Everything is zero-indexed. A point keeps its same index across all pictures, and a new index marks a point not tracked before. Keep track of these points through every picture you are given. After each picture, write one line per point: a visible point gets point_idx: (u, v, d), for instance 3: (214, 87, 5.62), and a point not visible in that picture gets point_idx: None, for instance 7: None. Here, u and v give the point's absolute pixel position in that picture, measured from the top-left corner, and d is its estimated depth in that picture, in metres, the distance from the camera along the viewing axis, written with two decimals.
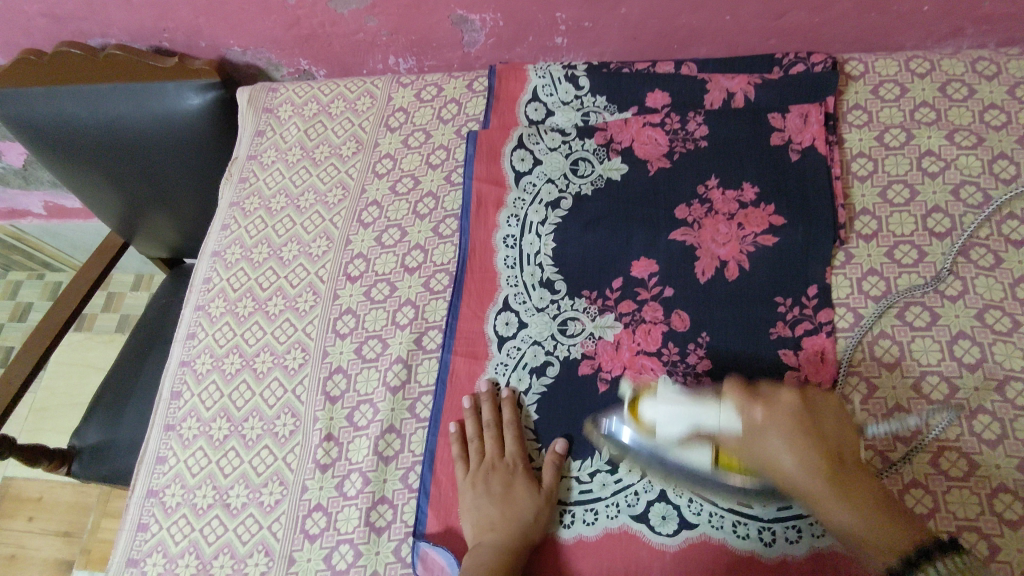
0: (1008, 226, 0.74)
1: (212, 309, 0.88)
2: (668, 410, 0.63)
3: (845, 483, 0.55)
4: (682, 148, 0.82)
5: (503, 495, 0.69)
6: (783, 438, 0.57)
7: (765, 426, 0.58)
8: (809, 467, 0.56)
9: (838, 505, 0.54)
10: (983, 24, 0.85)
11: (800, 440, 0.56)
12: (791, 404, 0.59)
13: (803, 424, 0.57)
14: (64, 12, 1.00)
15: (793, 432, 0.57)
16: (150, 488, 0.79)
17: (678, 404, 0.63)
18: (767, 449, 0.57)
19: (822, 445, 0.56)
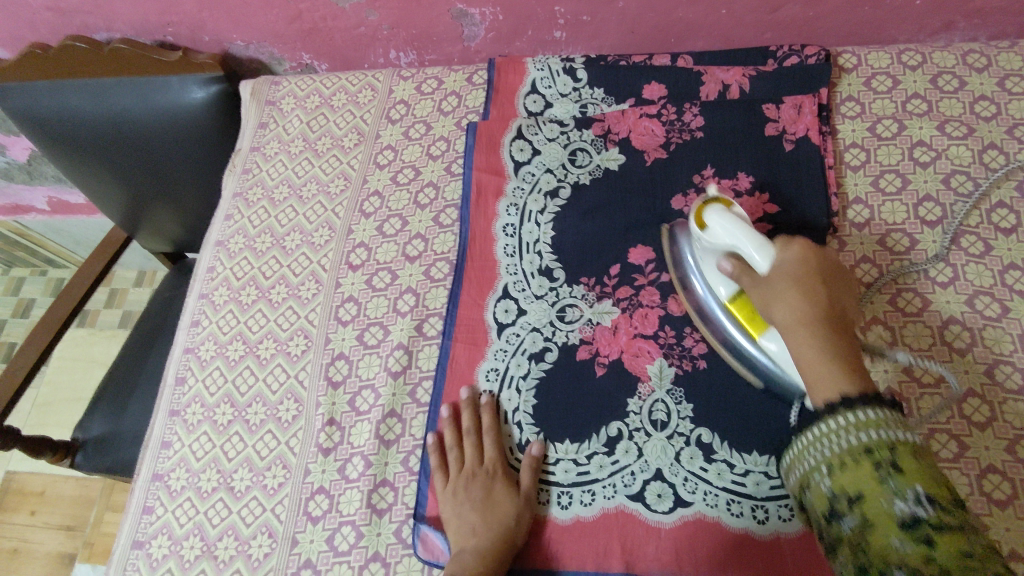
0: (998, 215, 0.75)
1: (215, 297, 0.89)
2: (723, 223, 0.67)
3: (833, 344, 0.57)
4: (679, 139, 0.83)
5: (484, 502, 0.69)
6: (784, 291, 0.60)
7: (772, 278, 0.62)
8: (802, 317, 0.58)
9: (813, 344, 0.57)
10: (974, 17, 0.86)
11: (798, 286, 0.60)
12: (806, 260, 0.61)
13: (807, 276, 0.60)
14: (69, 7, 1.02)
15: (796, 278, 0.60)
16: (155, 472, 0.81)
17: (734, 220, 0.66)
18: (768, 297, 0.61)
19: (818, 296, 0.59)
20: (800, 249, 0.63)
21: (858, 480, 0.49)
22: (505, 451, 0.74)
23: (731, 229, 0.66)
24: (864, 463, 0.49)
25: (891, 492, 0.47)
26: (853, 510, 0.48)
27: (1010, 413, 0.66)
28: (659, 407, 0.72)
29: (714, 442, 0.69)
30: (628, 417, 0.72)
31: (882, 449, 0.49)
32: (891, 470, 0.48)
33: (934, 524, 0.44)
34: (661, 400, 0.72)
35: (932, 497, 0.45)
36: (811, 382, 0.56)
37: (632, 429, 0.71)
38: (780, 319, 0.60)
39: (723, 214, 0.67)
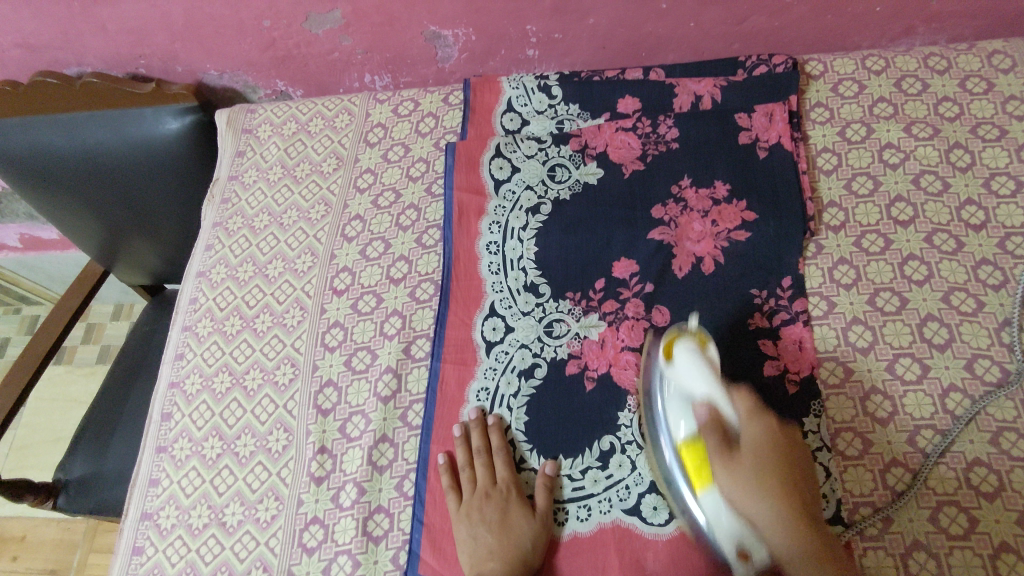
0: (968, 212, 0.77)
1: (199, 329, 0.88)
2: (691, 366, 0.66)
3: (799, 516, 0.58)
4: (655, 150, 0.84)
5: (499, 524, 0.69)
6: (763, 478, 0.59)
7: (744, 458, 0.61)
8: (778, 521, 0.58)
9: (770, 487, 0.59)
10: (932, 22, 0.89)
11: (769, 471, 0.60)
12: (776, 444, 0.62)
13: (775, 454, 0.61)
14: (39, 43, 1.01)
15: (768, 475, 0.60)
16: (143, 511, 0.79)
17: (705, 369, 0.65)
18: (740, 490, 0.60)
19: (779, 477, 0.60)
20: (767, 423, 0.63)
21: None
22: (516, 469, 0.73)
23: (698, 372, 0.65)
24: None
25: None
26: None
27: (991, 405, 0.68)
28: None
29: None
30: (619, 430, 0.72)
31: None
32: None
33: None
34: None
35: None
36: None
37: (625, 442, 0.72)
38: (739, 494, 0.60)
39: (695, 357, 0.66)
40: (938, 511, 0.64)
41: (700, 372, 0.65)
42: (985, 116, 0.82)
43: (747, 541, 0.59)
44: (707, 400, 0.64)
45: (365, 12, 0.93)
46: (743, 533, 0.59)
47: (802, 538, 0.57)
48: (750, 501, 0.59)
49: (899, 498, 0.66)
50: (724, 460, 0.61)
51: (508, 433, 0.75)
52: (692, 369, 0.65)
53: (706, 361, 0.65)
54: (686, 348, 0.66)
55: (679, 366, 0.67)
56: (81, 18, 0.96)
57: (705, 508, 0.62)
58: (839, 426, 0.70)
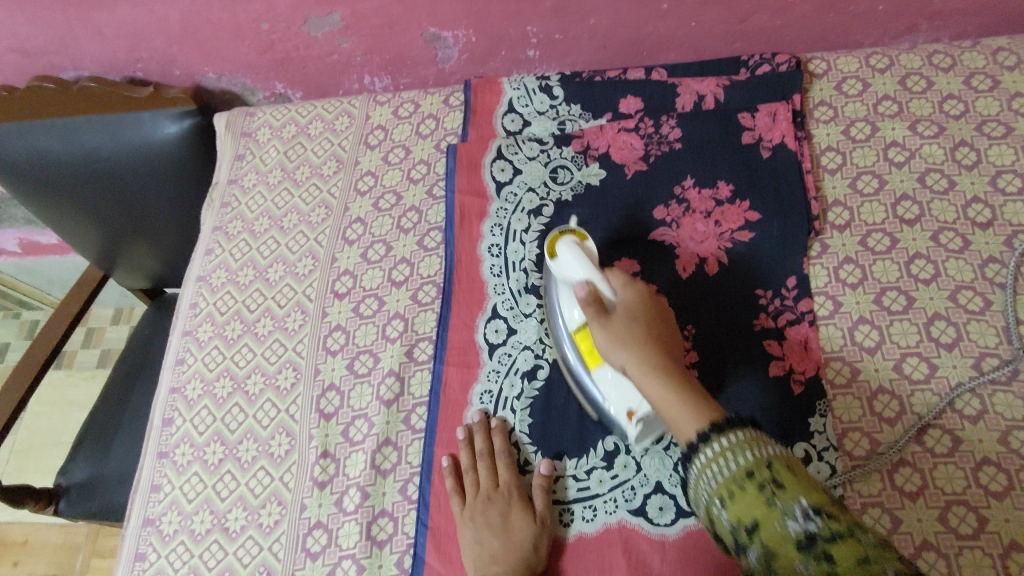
0: (974, 210, 0.77)
1: (200, 334, 0.88)
2: (571, 258, 0.66)
3: (674, 375, 0.57)
4: (658, 151, 0.84)
5: (502, 528, 0.68)
6: (631, 337, 0.59)
7: (616, 319, 0.61)
8: (640, 355, 0.58)
9: (644, 351, 0.59)
10: (936, 19, 0.88)
11: (645, 335, 0.60)
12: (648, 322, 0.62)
13: (649, 322, 0.62)
14: (35, 47, 1.00)
15: (635, 340, 0.59)
16: (145, 517, 0.79)
17: (582, 257, 0.65)
18: (613, 339, 0.60)
19: (655, 343, 0.60)
20: (640, 296, 0.64)
21: (748, 507, 0.45)
22: (518, 471, 0.73)
23: (577, 262, 0.65)
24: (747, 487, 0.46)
25: (782, 513, 0.44)
26: (753, 539, 0.45)
27: (1000, 405, 0.67)
28: None
29: None
30: None
31: (762, 468, 0.46)
32: (774, 488, 0.45)
33: (826, 538, 0.42)
34: None
35: (818, 508, 0.43)
36: (669, 419, 0.55)
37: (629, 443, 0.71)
38: (626, 361, 0.59)
39: (574, 249, 0.66)
40: (947, 511, 0.64)
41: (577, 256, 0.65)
42: (990, 113, 0.81)
43: (636, 403, 0.63)
44: (584, 283, 0.63)
45: (364, 14, 0.93)
46: (633, 401, 0.63)
47: (658, 368, 0.57)
48: (618, 341, 0.60)
49: (908, 498, 0.65)
50: (600, 320, 0.61)
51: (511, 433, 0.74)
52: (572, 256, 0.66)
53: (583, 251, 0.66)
54: (566, 243, 0.67)
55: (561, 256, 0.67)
56: (78, 22, 0.96)
57: (602, 384, 0.66)
58: (847, 426, 0.69)
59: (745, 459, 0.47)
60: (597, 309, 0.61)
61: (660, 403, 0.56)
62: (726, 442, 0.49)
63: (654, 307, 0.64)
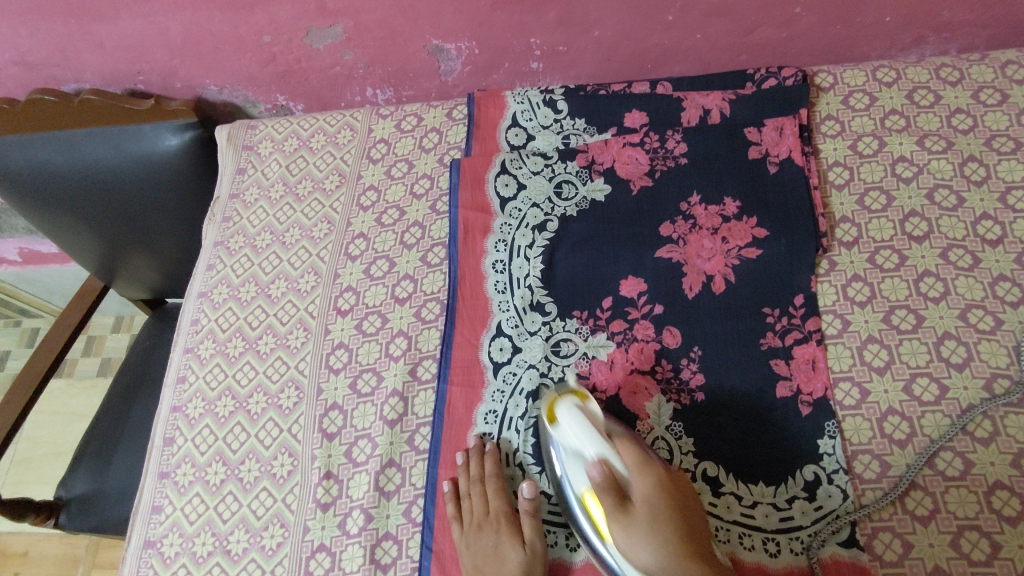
0: (984, 227, 0.76)
1: (201, 351, 0.87)
2: (573, 423, 0.63)
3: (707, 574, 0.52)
4: (663, 166, 0.83)
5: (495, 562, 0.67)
6: (658, 539, 0.54)
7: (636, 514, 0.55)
8: (665, 555, 0.53)
9: (669, 548, 0.53)
10: (944, 32, 0.88)
11: (668, 524, 0.54)
12: (665, 490, 0.57)
13: (670, 504, 0.56)
14: (36, 60, 1.00)
15: (662, 538, 0.54)
16: (146, 539, 0.78)
17: (586, 424, 0.63)
18: (634, 540, 0.54)
19: (683, 536, 0.54)
20: (657, 473, 0.58)
21: None
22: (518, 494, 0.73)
23: (580, 430, 0.63)
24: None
25: None
26: None
27: (1012, 427, 0.66)
28: (660, 443, 0.71)
29: (721, 475, 0.69)
30: None
31: None
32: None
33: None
34: (661, 436, 0.72)
35: None
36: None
37: None
38: (655, 567, 0.53)
39: (574, 412, 0.64)
40: (960, 536, 0.63)
41: (580, 428, 0.63)
42: (999, 128, 0.80)
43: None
44: (595, 462, 0.59)
45: (367, 26, 0.92)
46: None
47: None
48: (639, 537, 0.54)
49: (919, 523, 0.64)
50: (617, 517, 0.55)
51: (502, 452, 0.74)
52: (576, 424, 0.63)
53: (587, 414, 0.64)
54: (567, 408, 0.65)
55: (564, 425, 0.64)
56: (79, 35, 0.95)
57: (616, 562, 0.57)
58: (856, 448, 0.68)
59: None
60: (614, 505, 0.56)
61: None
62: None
63: (677, 487, 0.58)
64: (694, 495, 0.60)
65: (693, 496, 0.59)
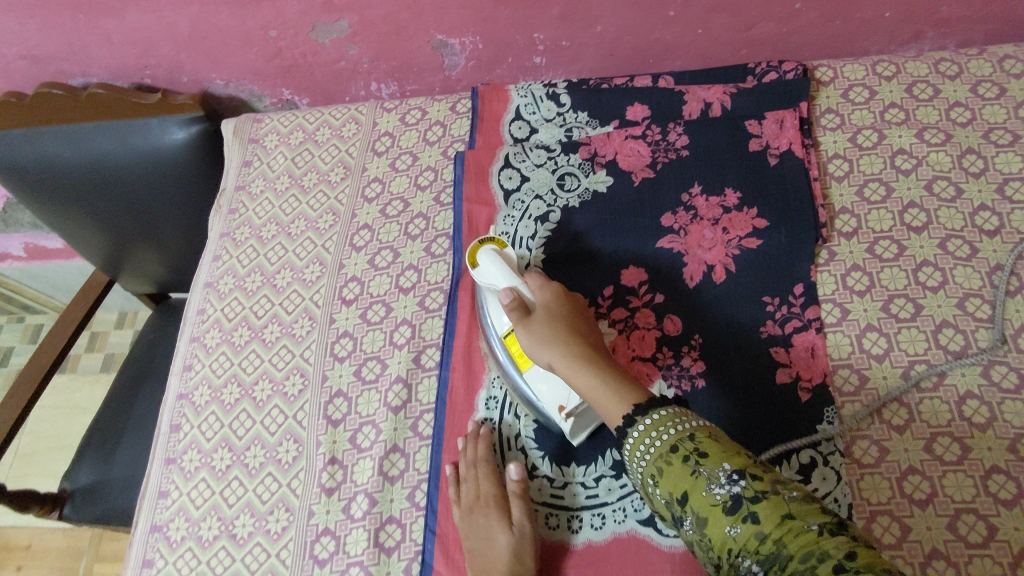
0: (982, 218, 0.77)
1: (207, 340, 0.88)
2: (492, 264, 0.71)
3: (595, 361, 0.61)
4: (665, 158, 0.84)
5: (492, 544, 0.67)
6: (552, 334, 0.64)
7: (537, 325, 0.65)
8: (562, 351, 0.63)
9: (565, 345, 0.63)
10: (942, 27, 0.89)
11: (564, 329, 0.65)
12: (564, 307, 0.67)
13: (567, 317, 0.66)
14: (44, 54, 1.01)
15: (558, 338, 0.64)
16: (153, 523, 0.79)
17: (501, 262, 0.70)
18: (535, 340, 0.65)
19: (576, 334, 0.64)
20: (557, 294, 0.68)
21: (677, 479, 0.50)
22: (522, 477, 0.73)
23: (496, 269, 0.70)
24: (673, 459, 0.50)
25: (706, 479, 0.48)
26: (686, 510, 0.49)
27: (1009, 412, 0.67)
28: None
29: None
30: None
31: (685, 441, 0.51)
32: (696, 457, 0.49)
33: (749, 495, 0.46)
34: None
35: (739, 471, 0.48)
36: (597, 404, 0.59)
37: None
38: (552, 359, 0.63)
39: (492, 254, 0.71)
40: (957, 519, 0.64)
41: (496, 264, 0.71)
42: (997, 121, 0.81)
43: (566, 397, 0.67)
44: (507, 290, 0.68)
45: (372, 21, 0.93)
46: (565, 397, 0.68)
47: (582, 361, 0.61)
48: (539, 337, 0.64)
49: (917, 506, 0.65)
50: (521, 322, 0.66)
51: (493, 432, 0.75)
52: (492, 262, 0.71)
53: (502, 256, 0.71)
54: (486, 251, 0.72)
55: (483, 265, 0.72)
56: (87, 29, 0.96)
57: (534, 382, 0.69)
58: (855, 434, 0.69)
59: (669, 434, 0.52)
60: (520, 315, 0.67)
61: (591, 395, 0.59)
62: (656, 417, 0.53)
63: (573, 302, 0.69)
64: (591, 315, 0.70)
65: (589, 315, 0.69)
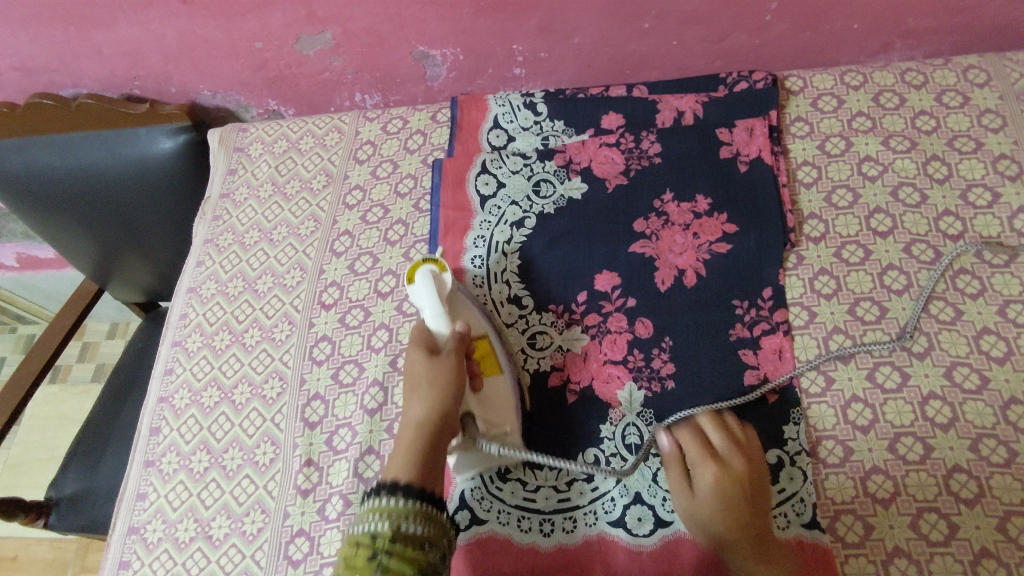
0: (945, 223, 0.78)
1: (188, 344, 0.89)
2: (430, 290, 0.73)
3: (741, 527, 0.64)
4: (638, 165, 0.86)
5: (432, 385, 0.67)
6: (704, 499, 0.67)
7: (699, 493, 0.68)
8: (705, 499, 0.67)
9: (706, 479, 0.68)
10: (909, 38, 0.91)
11: (724, 505, 0.65)
12: (733, 483, 0.66)
13: (729, 491, 0.66)
14: (35, 65, 1.03)
15: (710, 490, 0.67)
16: (130, 525, 0.80)
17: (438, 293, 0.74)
18: (695, 490, 0.68)
19: (735, 499, 0.65)
20: (730, 439, 0.69)
21: None
22: (495, 479, 0.74)
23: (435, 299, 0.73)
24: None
25: None
26: None
27: (970, 413, 0.68)
28: (631, 429, 0.74)
29: None
30: (603, 442, 0.74)
31: None
32: None
33: None
34: (632, 422, 0.74)
35: None
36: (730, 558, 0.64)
37: (609, 454, 0.74)
38: (700, 487, 0.68)
39: (431, 283, 0.74)
40: (919, 518, 0.65)
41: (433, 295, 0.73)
42: (961, 129, 0.83)
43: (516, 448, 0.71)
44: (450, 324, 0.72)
45: (355, 33, 0.95)
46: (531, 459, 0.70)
47: (729, 519, 0.64)
48: (703, 477, 0.68)
49: (880, 505, 0.66)
50: (697, 461, 0.69)
51: (420, 328, 0.73)
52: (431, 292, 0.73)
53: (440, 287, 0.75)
54: (426, 275, 0.74)
55: (422, 288, 0.74)
56: (77, 42, 0.98)
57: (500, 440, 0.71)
58: (820, 434, 0.70)
59: None
60: (456, 358, 0.69)
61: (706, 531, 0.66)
62: None
63: (727, 463, 0.68)
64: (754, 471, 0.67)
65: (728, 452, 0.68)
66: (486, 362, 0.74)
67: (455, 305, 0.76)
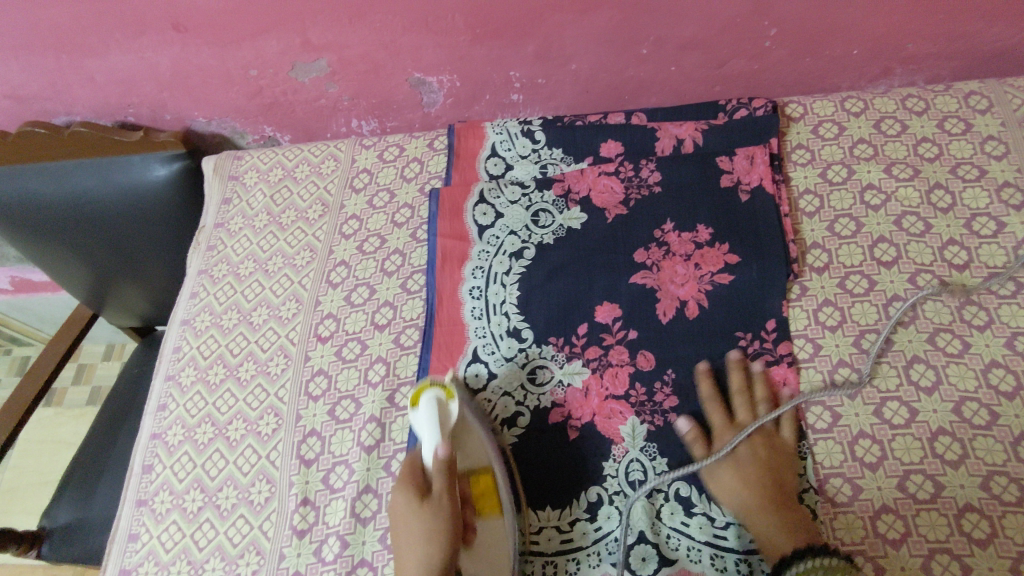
0: (950, 252, 0.77)
1: (182, 378, 0.88)
2: (429, 420, 0.72)
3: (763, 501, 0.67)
4: (637, 195, 0.84)
5: (426, 536, 0.66)
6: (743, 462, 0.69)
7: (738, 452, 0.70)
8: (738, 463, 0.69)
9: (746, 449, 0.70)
10: (909, 64, 0.90)
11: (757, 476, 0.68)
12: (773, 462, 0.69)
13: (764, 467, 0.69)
14: (27, 93, 1.02)
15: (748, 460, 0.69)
16: (122, 567, 0.78)
17: (437, 422, 0.71)
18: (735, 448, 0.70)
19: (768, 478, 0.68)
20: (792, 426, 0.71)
21: None
22: None
23: (433, 432, 0.71)
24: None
25: None
26: None
27: (981, 449, 0.67)
28: (634, 465, 0.72)
29: (693, 495, 0.71)
30: (605, 480, 0.73)
31: None
32: None
33: None
34: (636, 458, 0.73)
35: None
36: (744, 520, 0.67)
37: (612, 492, 0.72)
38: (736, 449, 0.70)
39: (433, 410, 0.72)
40: (930, 559, 0.63)
41: (432, 424, 0.71)
42: (964, 156, 0.82)
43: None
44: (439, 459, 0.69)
45: (351, 60, 0.95)
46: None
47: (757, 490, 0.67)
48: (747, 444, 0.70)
49: (890, 546, 0.65)
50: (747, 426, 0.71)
51: (415, 462, 0.72)
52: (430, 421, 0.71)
53: (442, 414, 0.72)
54: (428, 402, 0.72)
55: (423, 419, 0.72)
56: (70, 69, 0.97)
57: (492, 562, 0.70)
58: (828, 472, 0.69)
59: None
60: (452, 502, 0.68)
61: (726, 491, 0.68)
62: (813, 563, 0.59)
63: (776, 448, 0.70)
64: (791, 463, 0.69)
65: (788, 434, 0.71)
66: (485, 504, 0.72)
67: (460, 435, 0.74)
